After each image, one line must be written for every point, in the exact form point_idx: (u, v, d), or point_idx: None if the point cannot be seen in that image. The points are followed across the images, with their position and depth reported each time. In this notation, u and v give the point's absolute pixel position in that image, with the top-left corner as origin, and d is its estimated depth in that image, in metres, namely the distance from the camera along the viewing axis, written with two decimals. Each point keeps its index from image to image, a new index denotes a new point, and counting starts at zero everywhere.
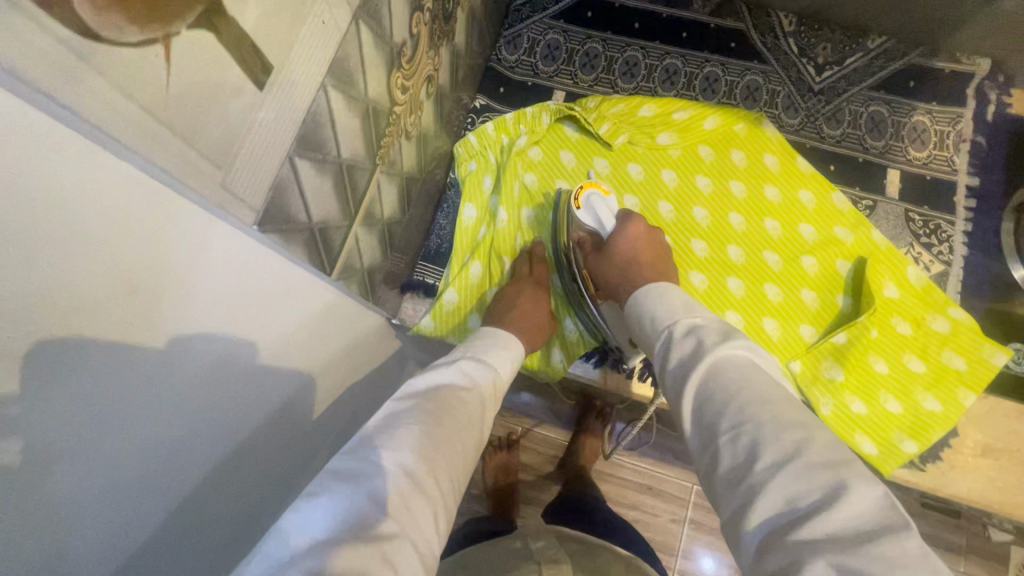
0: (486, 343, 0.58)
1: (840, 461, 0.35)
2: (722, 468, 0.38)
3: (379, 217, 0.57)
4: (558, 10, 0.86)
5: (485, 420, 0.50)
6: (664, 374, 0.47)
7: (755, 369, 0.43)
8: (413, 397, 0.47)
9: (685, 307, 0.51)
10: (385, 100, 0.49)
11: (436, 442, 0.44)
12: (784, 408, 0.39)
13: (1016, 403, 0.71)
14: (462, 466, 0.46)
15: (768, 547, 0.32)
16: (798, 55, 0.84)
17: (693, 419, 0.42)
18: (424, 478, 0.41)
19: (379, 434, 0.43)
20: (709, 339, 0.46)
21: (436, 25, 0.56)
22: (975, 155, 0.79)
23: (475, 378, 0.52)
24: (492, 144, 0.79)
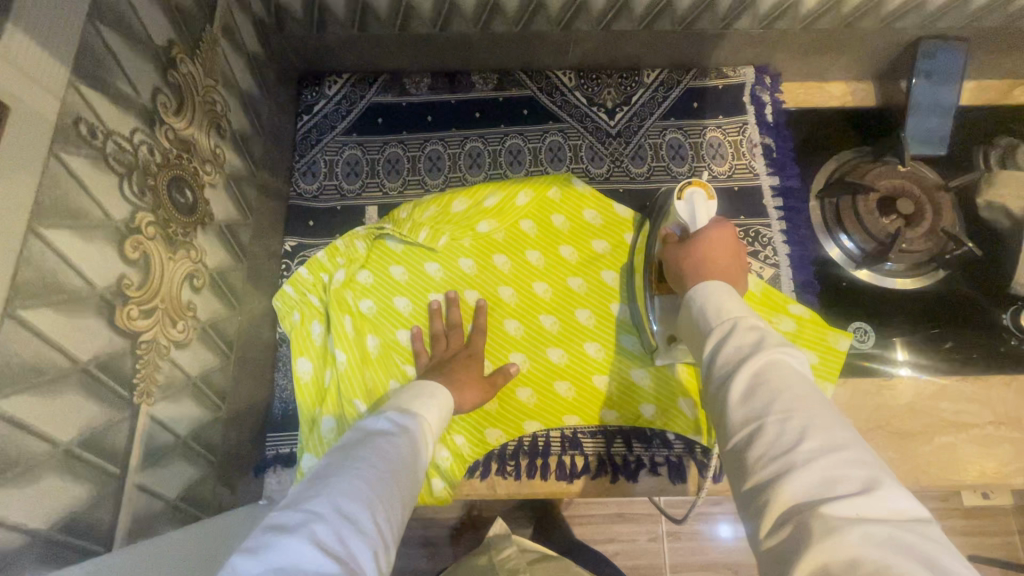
0: (415, 393, 0.62)
1: (878, 465, 0.37)
2: (763, 442, 0.39)
3: (175, 440, 0.52)
4: (348, 125, 0.84)
5: (418, 461, 0.54)
6: (712, 368, 0.46)
7: (805, 374, 0.43)
8: (345, 449, 0.52)
9: (744, 307, 0.49)
10: (119, 343, 0.44)
11: (370, 485, 0.47)
12: (828, 404, 0.41)
13: (872, 378, 0.75)
14: (398, 507, 0.49)
15: (796, 518, 0.34)
16: (587, 104, 0.86)
17: (738, 394, 0.42)
18: (356, 517, 0.44)
19: (315, 486, 0.47)
20: (764, 336, 0.45)
21: (173, 226, 0.52)
22: (770, 155, 0.84)
23: (404, 428, 0.56)
24: (311, 286, 0.75)
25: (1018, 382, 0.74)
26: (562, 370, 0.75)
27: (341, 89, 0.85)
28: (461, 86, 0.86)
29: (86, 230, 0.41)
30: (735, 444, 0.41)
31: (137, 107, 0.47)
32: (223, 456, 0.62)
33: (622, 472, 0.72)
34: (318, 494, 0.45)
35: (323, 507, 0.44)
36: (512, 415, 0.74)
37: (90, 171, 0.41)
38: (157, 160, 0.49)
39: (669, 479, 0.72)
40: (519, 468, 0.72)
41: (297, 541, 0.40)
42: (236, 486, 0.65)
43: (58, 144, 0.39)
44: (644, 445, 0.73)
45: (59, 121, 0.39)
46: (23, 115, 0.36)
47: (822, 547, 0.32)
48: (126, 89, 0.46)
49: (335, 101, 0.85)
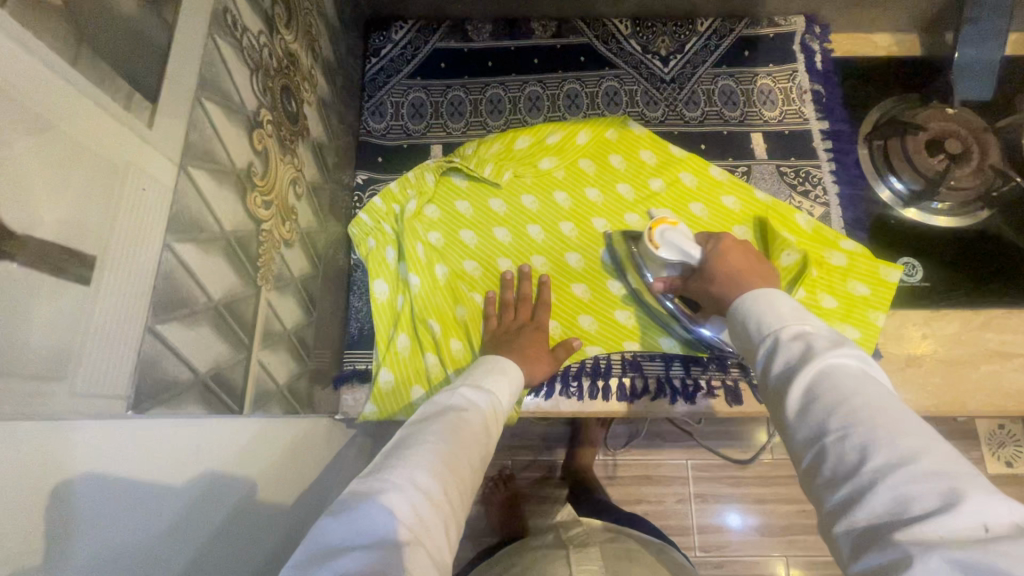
0: (486, 371, 0.62)
1: (960, 475, 0.35)
2: (831, 464, 0.39)
3: (283, 331, 0.56)
4: (412, 69, 0.88)
5: (488, 439, 0.54)
6: (766, 380, 0.48)
7: (873, 381, 0.43)
8: (422, 420, 0.53)
9: (795, 314, 0.50)
10: (248, 223, 0.48)
11: (446, 461, 0.48)
12: (901, 415, 0.40)
13: (921, 310, 0.78)
14: (467, 486, 0.49)
15: (872, 540, 0.34)
16: (642, 52, 0.89)
17: (794, 412, 0.43)
18: (432, 493, 0.45)
19: (397, 452, 0.48)
20: (820, 344, 0.46)
21: (284, 130, 0.56)
22: (820, 101, 0.87)
23: (475, 408, 0.56)
24: (385, 215, 0.79)
25: None
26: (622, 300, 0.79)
27: (407, 35, 0.88)
28: (520, 33, 0.89)
29: (230, 110, 0.45)
30: (806, 465, 0.41)
31: (262, 11, 0.51)
32: (312, 361, 0.65)
33: (681, 395, 0.76)
34: (395, 463, 0.46)
35: (402, 477, 0.45)
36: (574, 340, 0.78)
37: (232, 57, 0.45)
38: (274, 65, 0.53)
39: (725, 402, 0.76)
40: (581, 390, 0.76)
41: (377, 510, 0.41)
42: (320, 395, 0.69)
43: (212, 24, 0.42)
44: (701, 369, 0.77)
45: (213, 4, 0.42)
46: None
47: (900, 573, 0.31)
48: None
49: (401, 46, 0.88)
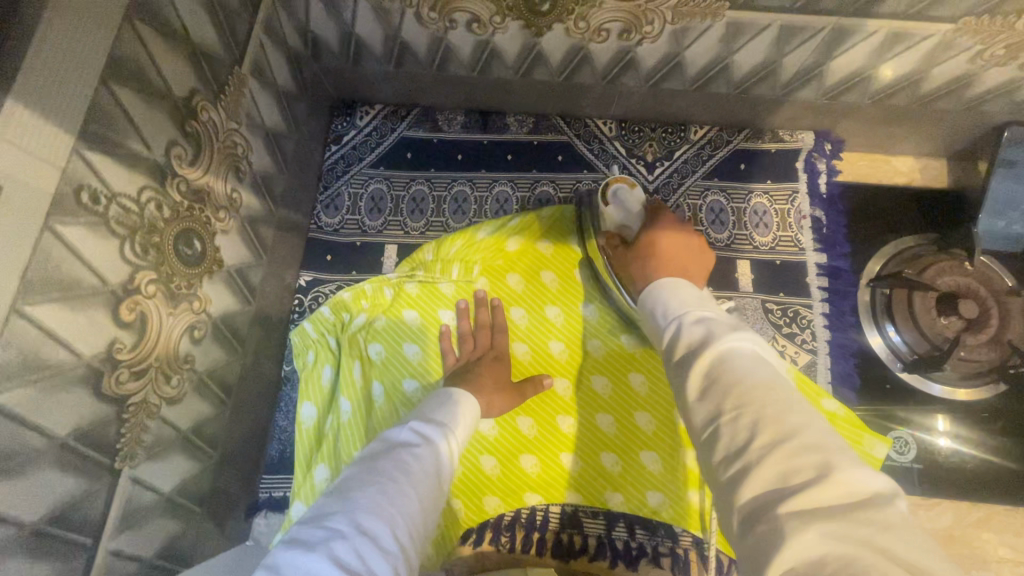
0: (436, 405, 0.60)
1: (834, 448, 0.34)
2: (721, 444, 0.37)
3: (160, 494, 0.51)
4: (376, 157, 0.82)
5: (439, 481, 0.51)
6: (672, 355, 0.48)
7: (760, 360, 0.43)
8: (368, 459, 0.50)
9: (694, 300, 0.51)
10: (105, 410, 0.43)
11: (392, 500, 0.45)
12: (785, 394, 0.39)
13: (909, 493, 0.69)
14: (419, 527, 0.46)
15: (757, 515, 0.32)
16: (626, 155, 0.81)
17: (695, 394, 0.42)
18: (377, 535, 0.42)
19: (337, 498, 0.45)
20: (715, 324, 0.47)
21: (177, 279, 0.50)
22: (819, 230, 0.78)
23: (426, 441, 0.53)
24: (329, 326, 0.73)
25: None
26: (571, 441, 0.71)
27: (372, 120, 0.83)
28: (494, 126, 0.82)
29: (80, 300, 0.40)
30: (704, 443, 0.40)
31: (148, 164, 0.45)
32: (211, 500, 0.61)
33: (622, 558, 0.69)
34: (336, 509, 0.43)
35: (343, 522, 0.42)
36: (514, 484, 0.70)
37: (88, 238, 0.40)
38: (166, 215, 0.48)
39: (671, 573, 0.68)
40: (514, 540, 0.69)
41: (315, 557, 0.38)
42: (224, 529, 0.64)
43: (54, 216, 0.37)
44: (647, 533, 0.69)
45: (59, 191, 0.37)
46: (14, 192, 0.34)
47: (775, 544, 0.30)
48: (138, 147, 0.44)
49: (365, 131, 0.82)
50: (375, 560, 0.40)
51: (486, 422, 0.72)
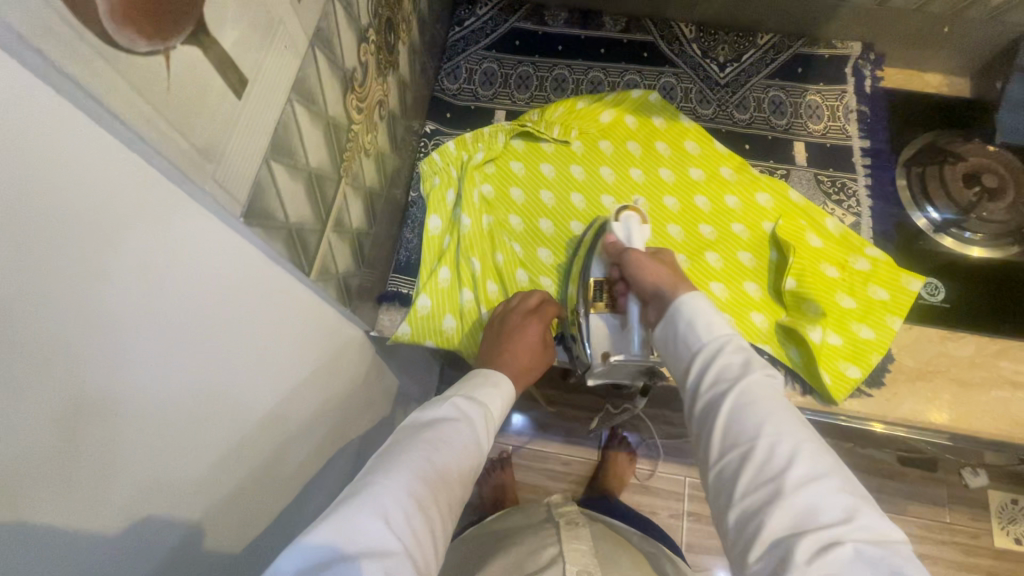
0: (476, 383, 0.64)
1: (857, 492, 0.44)
2: (747, 470, 0.46)
3: (349, 226, 0.63)
4: (490, 42, 0.97)
5: (473, 456, 0.56)
6: (701, 386, 0.54)
7: (781, 397, 0.51)
8: (414, 427, 0.55)
9: (723, 327, 0.57)
10: (342, 118, 0.56)
11: (434, 471, 0.51)
12: (810, 434, 0.48)
13: (935, 327, 0.81)
14: (450, 502, 0.51)
15: (783, 539, 0.41)
16: (702, 56, 0.96)
17: (730, 417, 0.50)
18: (421, 503, 0.48)
19: (391, 459, 0.51)
20: (728, 363, 0.54)
21: (381, 56, 0.64)
22: (863, 122, 0.91)
23: (463, 416, 0.58)
24: (453, 160, 0.85)
25: None
26: None
27: (489, 11, 0.98)
28: (592, 24, 0.98)
29: (348, 18, 0.53)
30: (728, 464, 0.48)
31: None
32: (363, 269, 0.72)
33: None
34: (386, 470, 0.49)
35: (391, 485, 0.47)
36: None
37: None
38: None
39: None
40: None
41: (367, 514, 0.44)
42: (362, 303, 0.75)
43: None
44: None
45: None
46: None
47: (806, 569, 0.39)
48: None
49: (483, 20, 0.97)
50: (411, 529, 0.46)
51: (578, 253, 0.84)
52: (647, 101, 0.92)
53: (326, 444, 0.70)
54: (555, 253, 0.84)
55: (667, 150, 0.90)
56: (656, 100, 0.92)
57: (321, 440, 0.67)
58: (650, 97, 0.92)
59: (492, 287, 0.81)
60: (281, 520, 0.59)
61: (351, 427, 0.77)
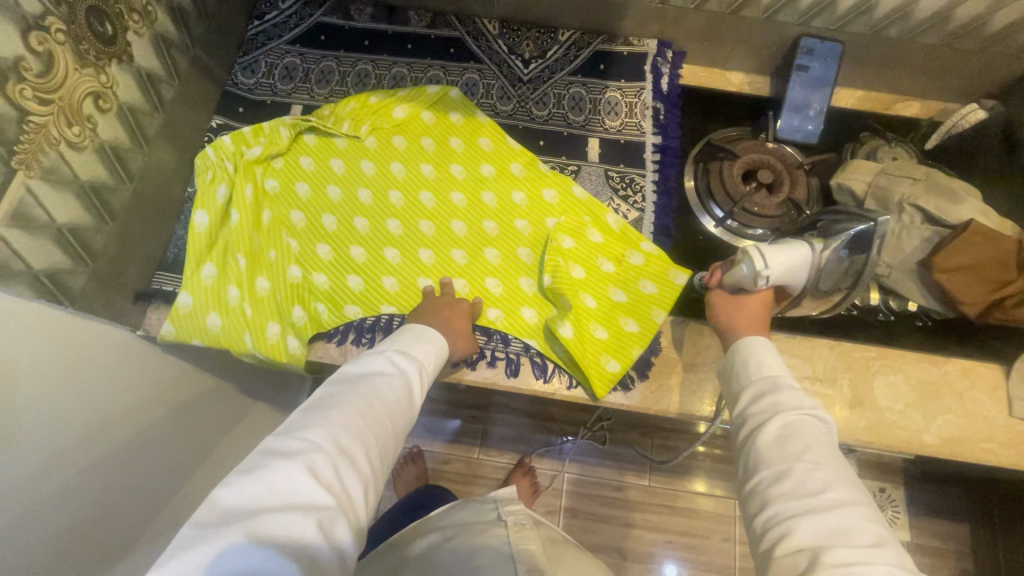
0: (410, 338, 0.69)
1: (882, 525, 0.48)
2: (783, 483, 0.52)
3: (49, 221, 0.61)
4: (293, 36, 0.95)
5: (407, 406, 0.63)
6: (764, 399, 0.59)
7: (821, 435, 0.55)
8: (350, 382, 0.61)
9: (778, 363, 0.62)
10: (6, 109, 0.54)
11: (365, 424, 0.57)
12: (842, 470, 0.53)
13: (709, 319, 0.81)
14: (385, 452, 0.59)
15: (782, 540, 0.48)
16: (507, 52, 0.96)
17: (769, 441, 0.55)
18: (351, 454, 0.54)
19: (319, 415, 0.57)
20: (784, 390, 0.59)
21: (84, 45, 0.62)
22: (658, 118, 0.92)
23: (397, 370, 0.65)
24: (230, 155, 0.83)
25: (840, 347, 0.82)
26: (428, 268, 0.83)
27: (293, 5, 0.96)
28: (398, 20, 0.97)
29: None
30: (762, 476, 0.54)
31: None
32: (100, 266, 0.70)
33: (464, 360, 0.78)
34: (324, 423, 0.55)
35: (321, 438, 0.54)
36: (372, 296, 0.81)
37: None
38: None
39: (504, 373, 0.78)
40: (372, 342, 0.79)
41: (293, 467, 0.50)
42: (111, 303, 0.72)
43: None
44: (485, 338, 0.80)
45: None
46: None
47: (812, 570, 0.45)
48: None
49: (286, 14, 0.95)
50: (349, 484, 0.53)
51: (357, 248, 0.83)
52: (444, 98, 0.92)
53: (101, 451, 0.65)
54: (335, 250, 0.83)
55: (461, 146, 0.90)
56: (456, 96, 0.92)
57: (89, 445, 0.64)
58: (449, 93, 0.92)
59: (265, 283, 0.80)
60: (24, 534, 0.54)
61: (148, 431, 0.74)
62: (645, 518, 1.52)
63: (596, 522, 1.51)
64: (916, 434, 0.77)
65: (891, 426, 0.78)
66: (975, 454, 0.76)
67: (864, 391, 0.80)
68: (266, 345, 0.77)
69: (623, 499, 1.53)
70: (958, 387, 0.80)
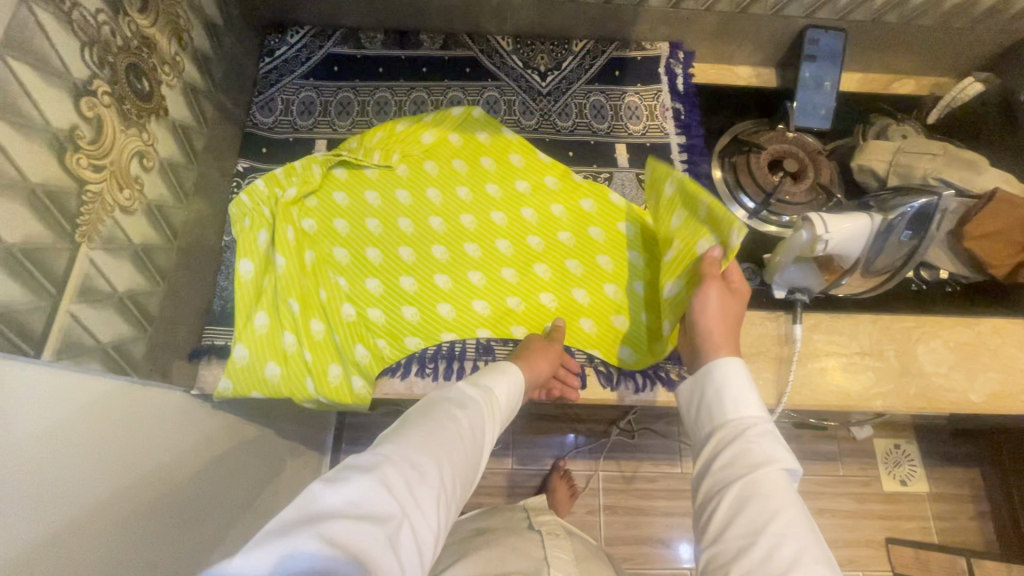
0: (494, 374, 0.69)
1: None
2: (751, 558, 0.50)
3: (110, 291, 0.59)
4: (306, 69, 0.93)
5: (482, 442, 0.62)
6: (733, 449, 0.58)
7: (792, 492, 0.54)
8: (432, 407, 0.61)
9: (749, 405, 0.60)
10: (67, 181, 0.52)
11: (442, 449, 0.56)
12: (813, 533, 0.51)
13: (758, 310, 0.85)
14: (457, 486, 0.57)
15: None
16: (523, 67, 0.96)
17: (739, 507, 0.53)
18: (427, 478, 0.53)
19: (404, 435, 0.56)
20: (755, 436, 0.58)
21: (128, 105, 0.59)
22: (679, 118, 0.94)
23: (475, 401, 0.64)
24: (266, 199, 0.81)
25: (882, 320, 0.86)
26: (481, 290, 0.83)
27: (302, 39, 0.94)
28: (410, 44, 0.96)
29: (48, 74, 0.49)
30: (731, 546, 0.52)
31: None
32: (155, 329, 0.67)
33: None
34: (406, 443, 0.55)
35: (403, 456, 0.53)
36: (429, 325, 0.80)
37: (55, 28, 0.49)
38: (117, 43, 0.58)
39: (572, 386, 0.79)
40: (436, 370, 0.79)
41: (376, 482, 0.49)
42: (167, 365, 0.70)
43: None
44: None
45: None
46: None
47: None
48: None
49: (296, 48, 0.93)
50: (419, 505, 0.51)
51: (408, 279, 0.82)
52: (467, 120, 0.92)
53: (172, 523, 0.63)
54: (385, 282, 0.82)
55: (495, 166, 0.90)
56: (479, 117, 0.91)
57: (164, 519, 0.62)
58: (475, 114, 0.92)
59: (320, 325, 0.79)
60: None
61: (212, 496, 0.72)
62: (684, 505, 1.55)
63: (636, 516, 1.54)
64: (963, 394, 0.82)
65: (940, 390, 0.82)
66: (1017, 406, 0.81)
67: (909, 359, 0.84)
68: (330, 388, 0.76)
69: (659, 489, 1.56)
70: (993, 345, 0.85)
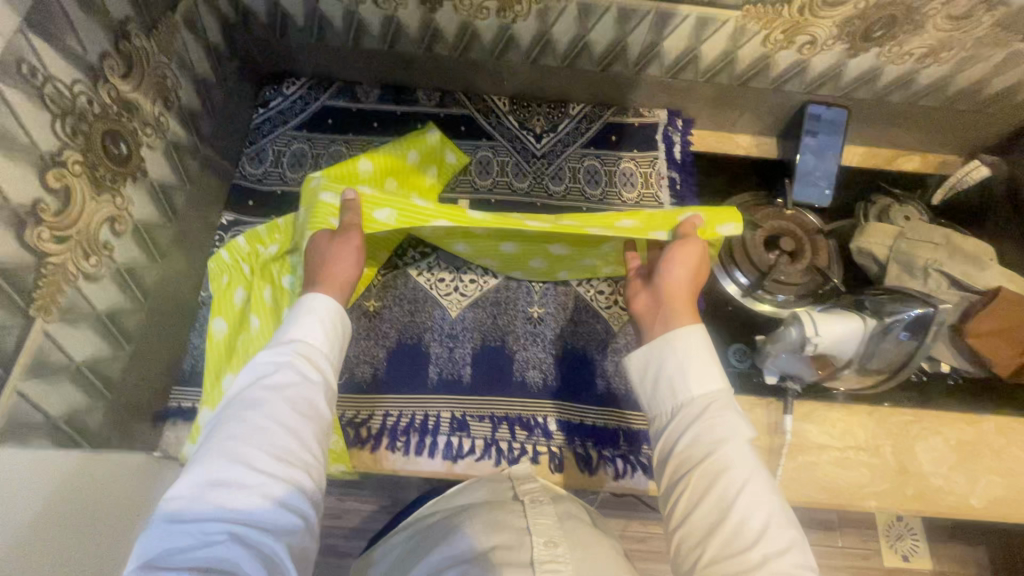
0: (295, 324, 0.60)
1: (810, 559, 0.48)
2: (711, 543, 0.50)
3: (65, 361, 0.57)
4: (299, 121, 0.91)
5: (298, 391, 0.54)
6: (681, 444, 0.56)
7: (748, 459, 0.53)
8: (229, 405, 0.54)
9: (696, 380, 0.58)
10: (23, 257, 0.50)
11: (243, 437, 0.50)
12: (774, 500, 0.51)
13: (748, 395, 0.81)
14: (289, 443, 0.51)
15: None
16: (519, 127, 0.95)
17: (694, 497, 0.53)
18: (233, 475, 0.48)
19: (200, 451, 0.50)
20: (711, 413, 0.56)
21: (101, 171, 0.58)
22: (674, 188, 0.93)
23: (276, 365, 0.56)
24: (246, 256, 0.79)
25: (878, 412, 0.82)
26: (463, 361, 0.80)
27: (298, 90, 0.93)
28: (407, 99, 0.94)
29: (12, 152, 0.48)
30: (691, 536, 0.52)
31: (84, 64, 0.55)
32: (117, 394, 0.65)
33: (505, 457, 0.75)
34: (202, 458, 0.49)
35: (200, 475, 0.48)
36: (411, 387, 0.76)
37: (24, 103, 0.48)
38: (95, 111, 0.57)
39: (548, 468, 0.75)
40: (408, 444, 0.75)
41: (177, 519, 0.46)
42: (128, 429, 0.68)
43: None
44: (526, 433, 0.77)
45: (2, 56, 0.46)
46: None
47: None
48: (75, 47, 0.53)
49: (291, 99, 0.92)
50: (250, 508, 0.47)
51: None
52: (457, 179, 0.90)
53: None
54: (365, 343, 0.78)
55: None
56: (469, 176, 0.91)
57: None
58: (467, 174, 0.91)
59: None
60: None
61: None
62: None
63: None
64: (963, 499, 0.77)
65: (937, 492, 0.78)
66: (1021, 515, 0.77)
67: (907, 457, 0.80)
68: None
69: (648, 550, 1.50)
70: (996, 445, 0.80)
